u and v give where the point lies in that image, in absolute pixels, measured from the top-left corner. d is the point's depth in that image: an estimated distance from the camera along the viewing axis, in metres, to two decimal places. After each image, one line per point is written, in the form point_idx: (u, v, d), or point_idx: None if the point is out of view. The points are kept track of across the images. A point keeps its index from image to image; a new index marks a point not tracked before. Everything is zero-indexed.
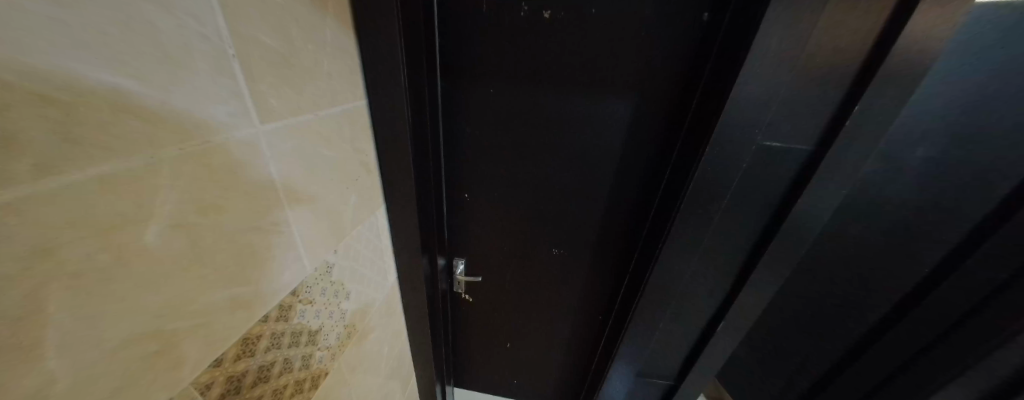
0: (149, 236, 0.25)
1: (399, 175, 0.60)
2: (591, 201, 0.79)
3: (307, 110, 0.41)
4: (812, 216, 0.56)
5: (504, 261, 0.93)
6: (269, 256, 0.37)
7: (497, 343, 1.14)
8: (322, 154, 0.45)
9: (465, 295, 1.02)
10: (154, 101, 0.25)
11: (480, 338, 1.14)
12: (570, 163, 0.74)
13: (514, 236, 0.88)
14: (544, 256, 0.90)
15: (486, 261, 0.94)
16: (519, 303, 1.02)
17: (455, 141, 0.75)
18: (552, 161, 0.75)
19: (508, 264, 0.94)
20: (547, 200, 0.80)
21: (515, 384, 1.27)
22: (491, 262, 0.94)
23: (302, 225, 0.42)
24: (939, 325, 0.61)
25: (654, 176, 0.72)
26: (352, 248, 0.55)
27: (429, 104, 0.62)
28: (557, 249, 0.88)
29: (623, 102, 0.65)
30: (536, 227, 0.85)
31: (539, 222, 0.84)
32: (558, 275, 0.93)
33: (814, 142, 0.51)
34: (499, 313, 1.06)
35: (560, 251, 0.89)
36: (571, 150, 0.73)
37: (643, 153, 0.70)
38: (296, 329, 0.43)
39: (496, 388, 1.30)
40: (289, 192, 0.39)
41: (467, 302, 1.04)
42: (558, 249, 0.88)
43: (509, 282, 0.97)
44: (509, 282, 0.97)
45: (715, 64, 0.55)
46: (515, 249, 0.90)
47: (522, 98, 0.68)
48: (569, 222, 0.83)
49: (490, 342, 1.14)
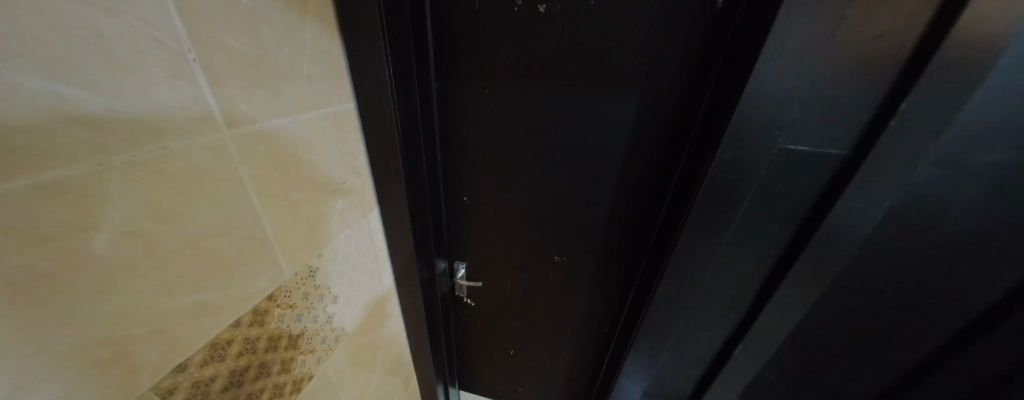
0: (98, 244, 0.25)
1: (390, 178, 0.60)
2: (593, 208, 0.74)
3: (284, 114, 0.41)
4: (848, 232, 0.48)
5: (505, 267, 0.91)
6: (240, 261, 0.37)
7: (501, 349, 1.12)
8: (304, 157, 0.44)
9: (467, 299, 1.01)
10: (101, 108, 0.25)
11: (484, 343, 1.12)
12: (572, 167, 0.70)
13: (516, 241, 0.85)
14: (546, 263, 0.87)
15: (487, 266, 0.92)
16: (522, 309, 0.99)
17: (452, 143, 0.73)
18: (553, 164, 0.71)
19: (510, 270, 0.91)
20: (549, 206, 0.77)
21: (521, 392, 1.24)
22: (492, 267, 0.92)
23: (279, 230, 0.42)
24: (992, 366, 0.54)
25: (661, 181, 0.67)
26: (341, 251, 0.55)
27: (421, 106, 0.61)
28: (560, 256, 0.84)
29: (628, 102, 0.60)
30: (538, 232, 0.82)
31: (540, 227, 0.81)
32: (563, 284, 0.89)
33: (850, 146, 0.44)
34: (503, 319, 1.03)
35: (563, 258, 0.85)
36: (572, 154, 0.69)
37: (650, 158, 0.65)
38: (274, 333, 0.43)
39: (502, 395, 1.27)
40: (264, 196, 0.39)
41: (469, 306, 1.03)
42: (561, 257, 0.84)
43: (511, 287, 0.95)
44: (511, 287, 0.95)
45: (727, 57, 0.48)
46: (517, 256, 0.88)
47: (519, 99, 0.65)
48: (571, 229, 0.79)
49: (494, 347, 1.12)
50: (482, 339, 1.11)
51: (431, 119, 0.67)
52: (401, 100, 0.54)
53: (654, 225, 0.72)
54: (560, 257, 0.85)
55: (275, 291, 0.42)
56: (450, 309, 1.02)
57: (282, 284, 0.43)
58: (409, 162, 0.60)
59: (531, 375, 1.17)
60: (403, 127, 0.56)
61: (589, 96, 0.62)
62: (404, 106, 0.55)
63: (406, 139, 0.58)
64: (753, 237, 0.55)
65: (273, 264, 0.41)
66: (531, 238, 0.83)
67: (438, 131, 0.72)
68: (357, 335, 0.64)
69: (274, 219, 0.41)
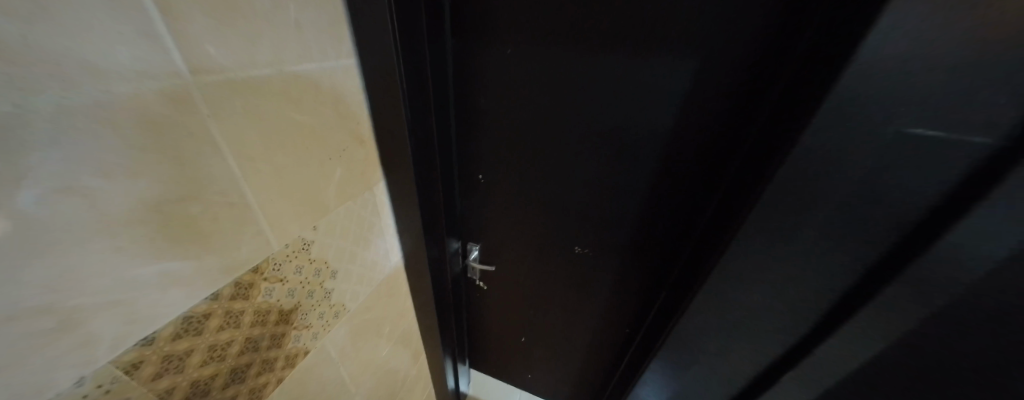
0: (25, 201, 0.22)
1: (395, 150, 0.54)
2: (623, 196, 0.65)
3: (267, 65, 0.35)
4: (979, 256, 0.35)
5: (521, 253, 0.85)
6: (215, 230, 0.33)
7: (513, 335, 1.08)
8: (293, 119, 0.40)
9: (480, 282, 0.97)
10: (14, 34, 0.20)
11: (496, 327, 1.09)
12: (603, 148, 0.61)
13: (534, 228, 0.79)
14: (565, 253, 0.79)
15: (501, 250, 0.87)
16: (536, 298, 0.93)
17: (469, 114, 0.66)
18: (580, 142, 0.62)
19: (525, 256, 0.85)
20: (573, 191, 0.69)
21: (530, 379, 1.21)
22: (507, 252, 0.86)
23: (264, 197, 0.38)
24: None
25: (711, 171, 0.56)
26: (341, 225, 0.51)
27: (432, 68, 0.54)
28: (581, 247, 0.77)
29: (680, 69, 0.49)
30: (559, 219, 0.74)
31: (561, 213, 0.73)
32: (582, 277, 0.82)
33: (1011, 135, 0.30)
34: (516, 306, 0.99)
35: (584, 250, 0.77)
36: (603, 131, 0.59)
37: (705, 139, 0.54)
38: (261, 307, 0.40)
39: (510, 379, 1.26)
40: (243, 159, 0.35)
41: (482, 290, 1.00)
42: (582, 248, 0.77)
43: (526, 275, 0.89)
44: (526, 275, 0.89)
45: (830, 3, 0.36)
46: (535, 243, 0.81)
47: (544, 63, 0.56)
48: (596, 219, 0.71)
49: (505, 332, 1.09)
50: (494, 323, 1.08)
51: (445, 85, 0.59)
52: (408, 59, 0.47)
53: (701, 221, 0.62)
54: (582, 249, 0.77)
55: (263, 264, 0.39)
56: (462, 290, 1.00)
57: (271, 257, 0.40)
58: (418, 132, 0.54)
59: (542, 364, 1.13)
60: (409, 92, 0.49)
61: (631, 60, 0.51)
62: (411, 65, 0.48)
63: (415, 105, 0.51)
64: (831, 252, 0.42)
65: (257, 234, 0.38)
66: (549, 225, 0.76)
67: (453, 100, 0.65)
68: (361, 312, 0.62)
69: (257, 186, 0.37)
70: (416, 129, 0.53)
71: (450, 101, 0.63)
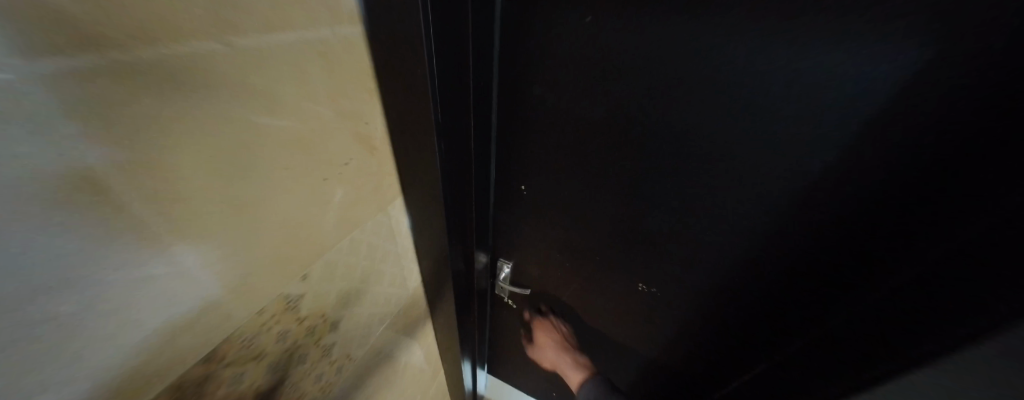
0: None
1: (417, 163, 0.39)
2: (715, 237, 0.52)
3: (203, 36, 0.19)
4: None
5: (567, 280, 0.73)
6: (88, 319, 0.20)
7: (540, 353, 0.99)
8: (257, 124, 0.24)
9: (508, 299, 0.86)
10: None
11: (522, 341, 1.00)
12: (706, 170, 0.45)
13: (584, 252, 0.65)
14: (620, 281, 0.67)
15: (539, 270, 0.74)
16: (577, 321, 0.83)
17: (513, 110, 0.50)
18: (667, 158, 0.46)
19: (571, 283, 0.73)
20: (645, 216, 0.54)
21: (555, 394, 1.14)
22: (545, 272, 0.74)
23: (208, 246, 0.24)
24: None
25: (819, 254, 0.47)
26: (345, 264, 0.38)
27: (474, 47, 0.37)
28: (645, 284, 0.65)
29: (878, 64, 0.30)
30: (618, 246, 0.61)
31: (623, 240, 0.59)
32: (640, 309, 0.71)
33: None
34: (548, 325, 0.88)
35: (650, 287, 0.65)
36: (706, 150, 0.43)
37: (873, 175, 0.37)
38: (230, 392, 0.31)
39: (530, 389, 1.19)
40: (160, 197, 0.20)
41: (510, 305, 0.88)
42: (647, 281, 0.64)
43: (569, 299, 0.78)
44: (569, 299, 0.78)
45: None
46: (583, 269, 0.69)
47: (638, 46, 0.38)
48: (671, 255, 0.57)
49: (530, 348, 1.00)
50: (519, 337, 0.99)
51: (488, 71, 0.43)
52: (443, 34, 0.30)
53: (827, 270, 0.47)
54: (648, 282, 0.64)
55: (206, 339, 0.27)
56: (487, 304, 0.89)
57: (230, 327, 0.28)
58: (449, 140, 0.38)
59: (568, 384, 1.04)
60: (440, 85, 0.32)
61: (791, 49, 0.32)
62: (446, 44, 0.31)
63: (448, 104, 0.35)
64: None
65: (186, 302, 0.24)
66: (604, 250, 0.63)
67: (495, 89, 0.48)
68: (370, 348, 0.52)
69: (188, 238, 0.23)
70: (447, 136, 0.37)
71: (493, 93, 0.47)
